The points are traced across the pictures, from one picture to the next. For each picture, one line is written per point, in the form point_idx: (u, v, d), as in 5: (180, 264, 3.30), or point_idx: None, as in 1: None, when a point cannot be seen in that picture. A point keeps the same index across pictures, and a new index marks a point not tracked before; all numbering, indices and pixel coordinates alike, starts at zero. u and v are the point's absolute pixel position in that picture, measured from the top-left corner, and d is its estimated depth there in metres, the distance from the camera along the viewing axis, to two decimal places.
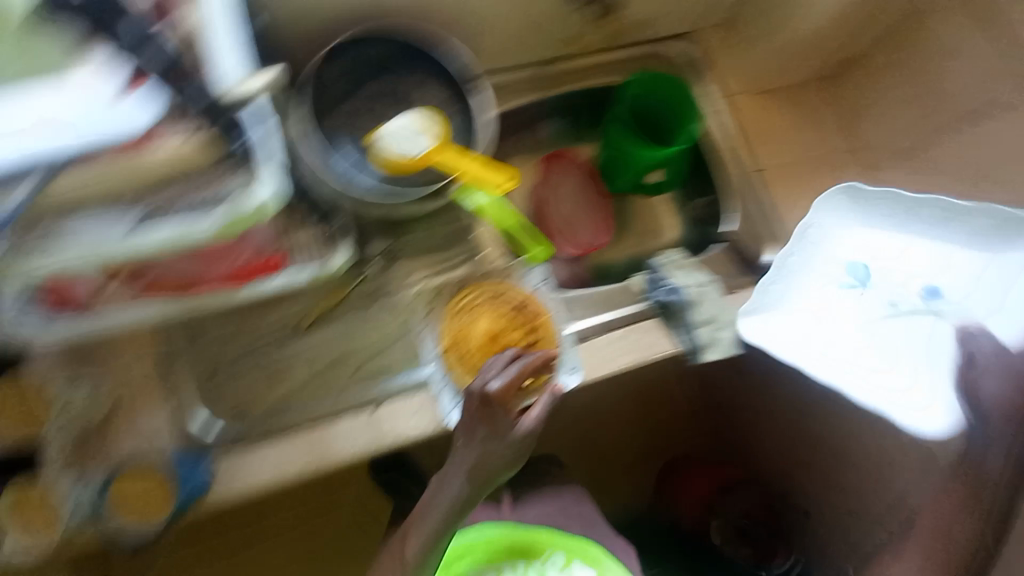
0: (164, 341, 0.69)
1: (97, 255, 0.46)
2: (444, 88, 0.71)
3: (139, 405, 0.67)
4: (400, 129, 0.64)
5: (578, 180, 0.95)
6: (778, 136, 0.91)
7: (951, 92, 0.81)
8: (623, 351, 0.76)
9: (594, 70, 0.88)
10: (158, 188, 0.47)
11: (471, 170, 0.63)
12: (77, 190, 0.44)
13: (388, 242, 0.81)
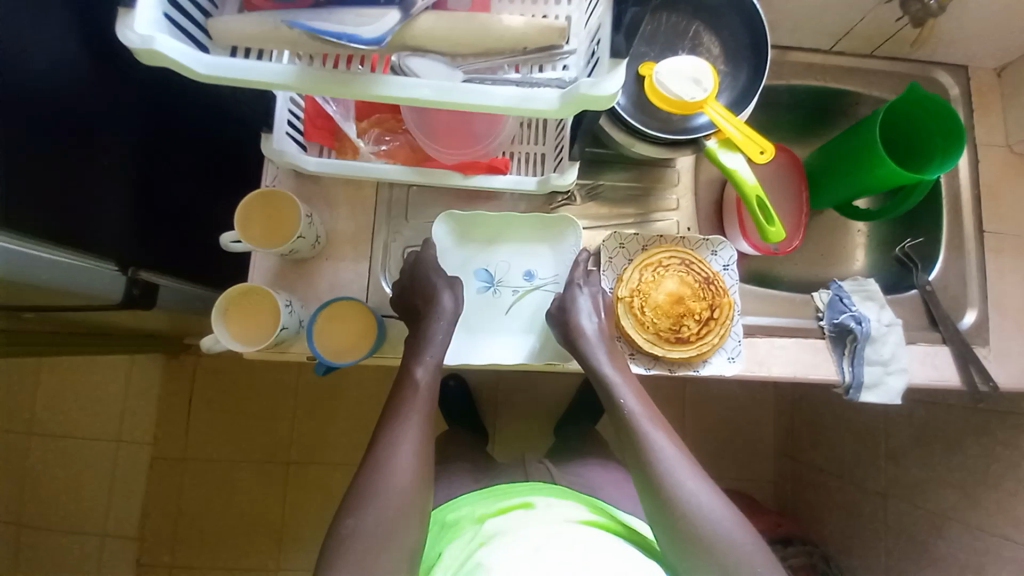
0: (381, 199, 0.75)
1: (442, 99, 0.48)
2: (724, 44, 0.69)
3: (347, 247, 0.74)
4: (677, 70, 0.63)
5: (783, 180, 0.91)
6: (1023, 201, 0.83)
7: None
8: (478, 316, 0.75)
9: (849, 76, 0.87)
10: (486, 57, 0.52)
11: (735, 130, 0.62)
12: (436, 35, 0.49)
13: (590, 179, 0.82)
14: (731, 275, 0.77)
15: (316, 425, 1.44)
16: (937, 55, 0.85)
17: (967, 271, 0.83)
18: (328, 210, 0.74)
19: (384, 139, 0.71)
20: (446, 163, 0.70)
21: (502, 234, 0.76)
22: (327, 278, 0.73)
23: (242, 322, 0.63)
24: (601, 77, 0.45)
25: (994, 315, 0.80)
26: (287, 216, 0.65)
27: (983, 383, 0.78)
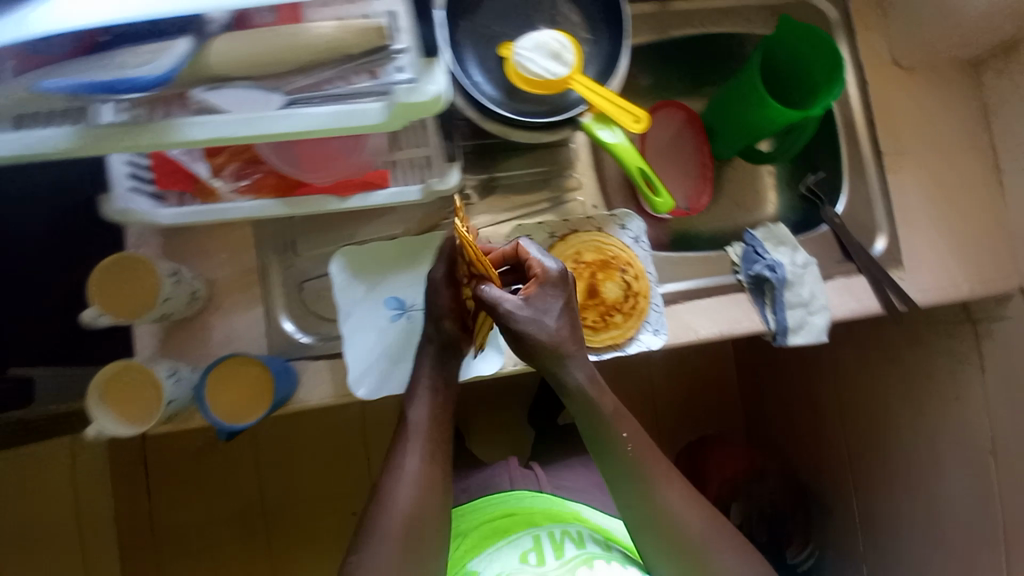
0: (263, 236, 0.70)
1: (249, 131, 0.43)
2: (583, 8, 0.64)
3: (235, 296, 0.68)
4: (533, 46, 0.59)
5: (682, 136, 0.89)
6: (913, 116, 0.84)
7: None
8: (391, 348, 0.69)
9: (732, 14, 0.84)
10: (308, 72, 0.46)
11: (607, 102, 0.59)
12: (232, 58, 0.43)
13: (486, 172, 0.78)
14: (642, 247, 0.75)
15: (284, 469, 1.39)
16: None
17: (873, 195, 0.83)
18: (205, 260, 0.68)
19: (245, 174, 0.65)
20: (320, 186, 0.65)
21: (403, 261, 0.72)
22: (219, 333, 0.67)
23: (124, 401, 0.58)
24: (423, 82, 0.41)
25: (903, 236, 0.81)
26: (147, 280, 0.59)
27: (900, 303, 0.79)
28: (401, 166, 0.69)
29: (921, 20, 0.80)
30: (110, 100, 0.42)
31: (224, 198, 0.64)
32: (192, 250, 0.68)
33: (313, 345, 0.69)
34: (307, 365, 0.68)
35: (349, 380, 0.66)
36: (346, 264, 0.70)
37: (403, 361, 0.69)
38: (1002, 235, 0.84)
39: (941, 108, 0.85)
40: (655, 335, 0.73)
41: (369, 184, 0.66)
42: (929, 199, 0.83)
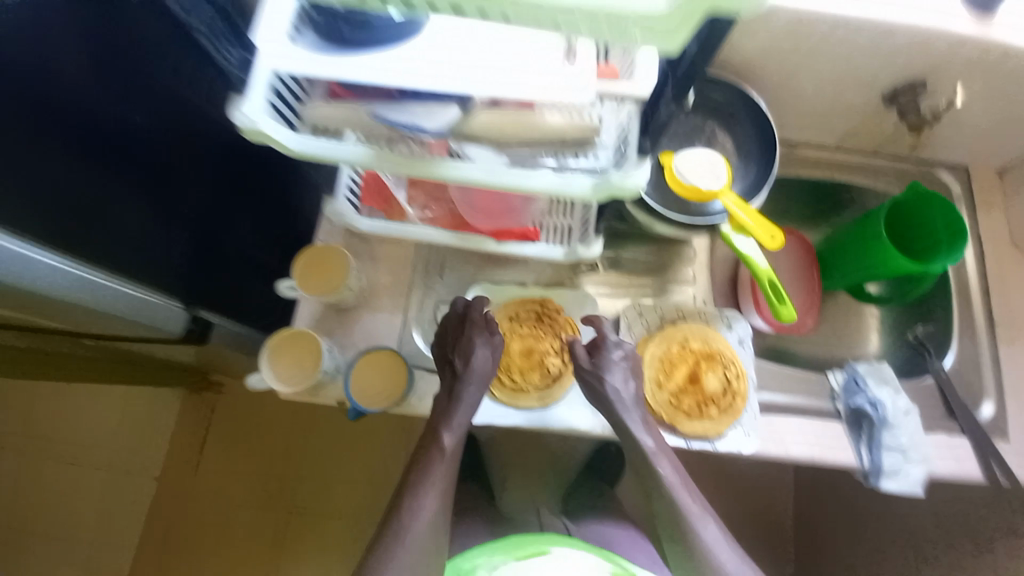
0: (420, 257, 0.82)
1: (494, 180, 0.58)
2: (737, 141, 0.76)
3: (384, 299, 0.80)
4: (694, 161, 0.71)
5: (790, 261, 0.97)
6: None
7: None
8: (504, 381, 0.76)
9: (857, 168, 0.94)
10: (524, 144, 0.57)
11: (750, 219, 0.68)
12: (479, 128, 0.56)
13: (613, 251, 0.88)
14: (746, 350, 0.80)
15: (321, 472, 1.43)
16: (941, 154, 0.92)
17: (982, 361, 0.84)
18: (371, 265, 0.81)
19: (428, 206, 0.78)
20: (481, 229, 0.77)
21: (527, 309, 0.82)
22: (361, 326, 0.78)
23: (283, 362, 0.68)
24: (631, 172, 0.55)
25: (1011, 407, 0.81)
26: (340, 271, 0.72)
27: (1005, 479, 0.75)
28: (550, 229, 0.79)
29: None
30: (384, 137, 0.57)
31: (407, 220, 0.78)
32: (363, 254, 0.82)
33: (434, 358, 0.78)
34: (423, 374, 0.77)
35: None
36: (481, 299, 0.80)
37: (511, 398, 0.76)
38: None
39: None
40: (746, 437, 0.74)
41: (525, 236, 0.78)
42: None
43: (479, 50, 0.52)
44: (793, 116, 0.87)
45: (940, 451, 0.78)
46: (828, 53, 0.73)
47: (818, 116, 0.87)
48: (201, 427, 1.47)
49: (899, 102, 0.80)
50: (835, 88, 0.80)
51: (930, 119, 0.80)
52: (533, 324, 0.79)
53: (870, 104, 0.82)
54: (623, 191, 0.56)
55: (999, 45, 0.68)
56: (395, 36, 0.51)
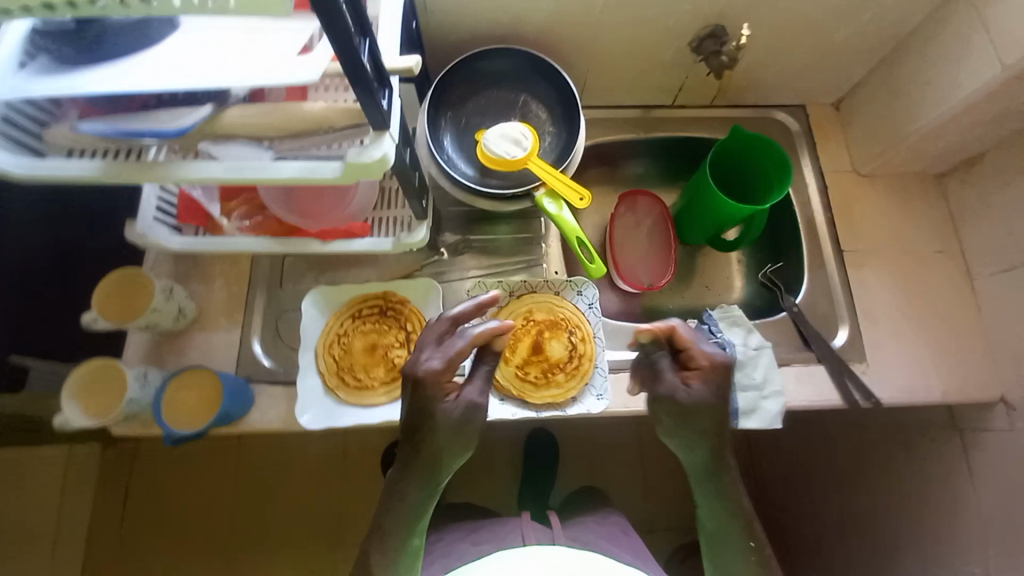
0: (257, 270, 0.80)
1: (241, 175, 0.53)
2: (549, 107, 0.76)
3: (220, 317, 0.77)
4: (499, 134, 0.71)
5: (650, 221, 0.97)
6: (874, 225, 0.89)
7: None
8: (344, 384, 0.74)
9: (698, 123, 0.95)
10: (293, 137, 0.57)
11: (557, 180, 0.68)
12: (235, 124, 0.55)
13: (462, 234, 0.88)
14: (595, 313, 0.79)
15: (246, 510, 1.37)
16: (773, 96, 0.94)
17: (833, 289, 0.86)
18: (202, 285, 0.78)
19: (248, 218, 0.76)
20: (309, 231, 0.74)
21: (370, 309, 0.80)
22: (195, 349, 0.75)
23: (94, 397, 0.65)
24: (368, 148, 0.50)
25: (864, 329, 0.83)
26: (145, 295, 0.68)
27: (861, 395, 0.78)
28: (381, 221, 0.79)
29: (876, 141, 0.88)
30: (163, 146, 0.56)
31: (224, 234, 0.74)
32: (193, 274, 0.78)
33: (275, 370, 0.75)
34: (265, 389, 0.74)
35: (296, 406, 0.71)
36: (314, 306, 0.76)
37: (348, 400, 0.72)
38: (981, 338, 0.85)
39: (902, 217, 0.91)
40: (599, 402, 0.74)
41: (352, 232, 0.75)
42: (892, 298, 0.85)
43: (207, 49, 0.51)
44: (618, 77, 0.87)
45: (796, 382, 0.79)
46: (620, 7, 0.73)
47: (644, 77, 0.88)
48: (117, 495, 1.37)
49: (704, 49, 0.80)
50: (646, 46, 0.81)
51: (730, 67, 0.80)
52: (377, 318, 0.77)
53: (683, 55, 0.83)
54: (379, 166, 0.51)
55: None
56: (134, 49, 0.52)
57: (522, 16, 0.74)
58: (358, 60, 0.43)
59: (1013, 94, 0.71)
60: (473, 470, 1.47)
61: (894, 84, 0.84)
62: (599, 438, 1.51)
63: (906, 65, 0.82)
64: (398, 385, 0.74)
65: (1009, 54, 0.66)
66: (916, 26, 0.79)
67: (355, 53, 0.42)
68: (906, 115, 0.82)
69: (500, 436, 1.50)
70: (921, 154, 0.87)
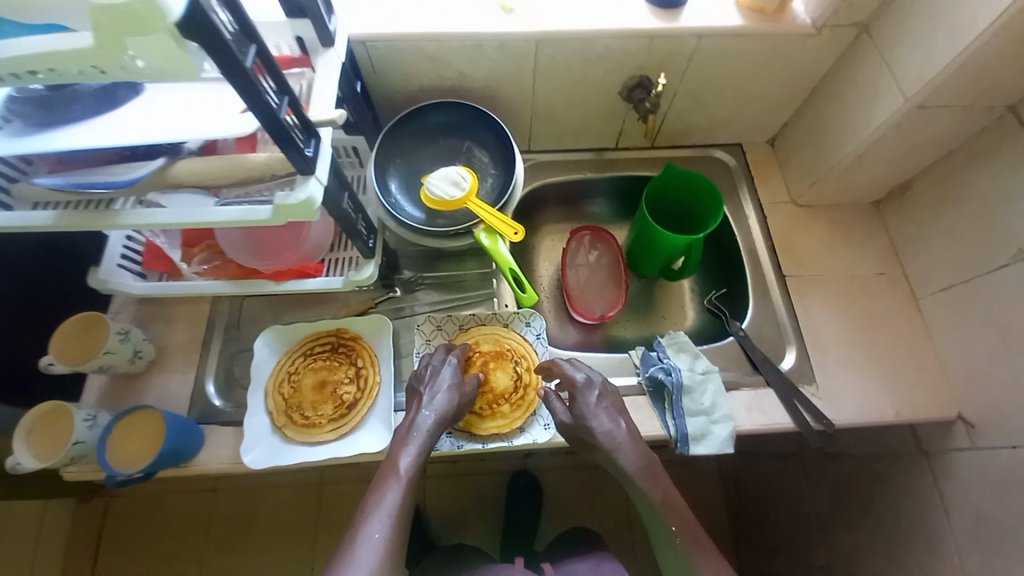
0: (217, 312, 0.83)
1: (180, 220, 0.58)
2: (490, 152, 0.83)
3: (178, 359, 0.79)
4: (440, 177, 0.76)
5: (601, 255, 1.03)
6: (815, 250, 0.92)
7: (977, 234, 0.77)
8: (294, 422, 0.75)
9: (642, 163, 1.01)
10: (240, 185, 0.62)
11: (492, 218, 0.73)
12: (185, 175, 0.60)
13: (417, 272, 0.92)
14: (542, 344, 0.81)
15: (216, 567, 1.32)
16: (711, 137, 1.01)
17: (778, 314, 0.88)
18: (163, 327, 0.81)
19: (208, 261, 0.81)
20: (263, 272, 0.79)
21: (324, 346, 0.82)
22: (152, 390, 0.77)
23: (44, 438, 0.67)
24: (296, 191, 0.55)
25: (812, 353, 0.84)
26: (102, 337, 0.71)
27: (813, 419, 0.78)
28: (334, 262, 0.83)
29: (808, 173, 0.93)
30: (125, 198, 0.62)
31: (184, 276, 0.79)
32: (155, 318, 0.82)
33: (228, 409, 0.77)
34: (216, 428, 0.75)
35: (241, 445, 0.72)
36: (267, 344, 0.79)
37: (295, 439, 0.73)
38: (932, 360, 0.85)
39: (843, 243, 0.94)
40: (545, 432, 0.76)
41: (304, 272, 0.80)
42: (838, 321, 0.87)
43: (157, 107, 0.56)
44: (561, 125, 0.94)
45: (746, 408, 0.79)
46: (550, 65, 0.81)
47: (585, 123, 0.95)
48: (87, 557, 1.31)
49: (633, 97, 0.87)
50: (582, 97, 0.88)
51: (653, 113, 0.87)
52: (328, 355, 0.79)
53: (617, 103, 0.90)
54: (308, 206, 0.56)
55: (684, 33, 0.77)
56: (95, 109, 0.56)
57: (463, 75, 0.81)
58: (279, 119, 0.48)
59: (919, 128, 0.76)
60: (452, 516, 1.43)
61: (817, 122, 0.90)
62: (582, 477, 1.47)
63: (824, 104, 0.88)
64: (347, 421, 0.75)
65: (907, 91, 0.72)
66: (827, 72, 0.86)
67: (275, 114, 0.47)
68: (830, 149, 0.87)
69: (481, 478, 1.47)
70: (851, 185, 0.91)
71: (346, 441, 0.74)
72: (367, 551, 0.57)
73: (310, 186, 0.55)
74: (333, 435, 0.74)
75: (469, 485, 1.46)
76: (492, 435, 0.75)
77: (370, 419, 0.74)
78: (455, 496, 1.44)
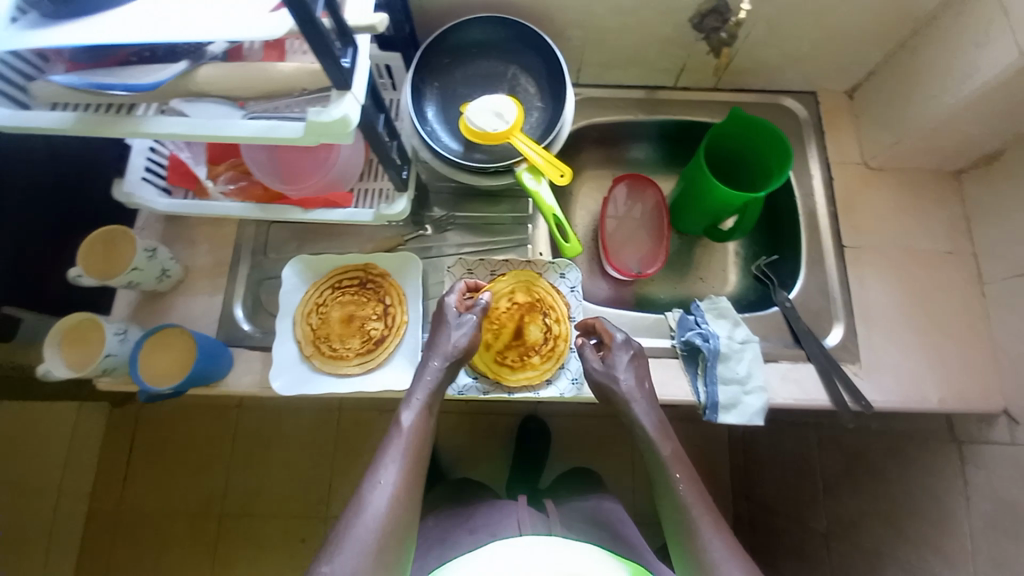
0: (243, 235, 0.81)
1: (195, 132, 0.53)
2: (537, 82, 0.74)
3: (204, 280, 0.78)
4: (482, 106, 0.69)
5: (644, 207, 0.96)
6: (878, 220, 0.85)
7: None
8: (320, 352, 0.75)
9: (700, 107, 0.91)
10: (269, 98, 0.57)
11: (538, 157, 0.66)
12: (208, 83, 0.54)
13: (448, 211, 0.87)
14: (576, 297, 0.78)
15: (240, 476, 1.41)
16: (780, 82, 0.90)
17: (829, 285, 0.82)
18: (188, 247, 0.79)
19: (235, 182, 0.77)
20: (290, 198, 0.75)
21: None
22: (179, 310, 0.76)
23: (76, 348, 0.67)
24: (331, 108, 0.50)
25: (860, 330, 0.79)
26: (129, 253, 0.70)
27: (851, 398, 0.74)
28: (363, 192, 0.79)
29: (887, 131, 0.83)
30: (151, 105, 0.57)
31: (209, 196, 0.75)
32: (180, 237, 0.80)
33: (254, 335, 0.76)
34: (243, 352, 0.74)
35: (269, 371, 0.72)
36: (295, 273, 0.77)
37: (321, 370, 0.73)
38: (985, 348, 0.80)
39: (912, 215, 0.86)
40: (573, 385, 0.74)
41: (332, 201, 0.76)
42: (892, 299, 0.81)
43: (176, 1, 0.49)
44: (616, 56, 0.84)
45: (782, 380, 0.76)
46: None
47: (643, 56, 0.84)
48: (122, 456, 1.41)
49: (705, 27, 0.78)
50: (644, 24, 0.78)
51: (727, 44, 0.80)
52: (356, 290, 0.77)
53: (683, 33, 0.79)
54: (343, 127, 0.50)
55: None
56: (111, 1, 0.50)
57: None
58: (316, 23, 0.42)
59: None
60: (461, 452, 1.48)
61: (910, 72, 0.79)
62: (590, 427, 1.49)
63: (923, 50, 0.76)
64: (373, 357, 0.74)
65: None
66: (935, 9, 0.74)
67: (311, 15, 0.41)
68: (919, 104, 0.77)
69: (493, 418, 1.50)
70: (935, 150, 0.81)
71: (371, 375, 0.73)
72: (378, 494, 0.58)
73: (347, 104, 0.50)
74: (359, 369, 0.73)
75: (480, 423, 1.50)
76: (517, 382, 0.74)
77: (396, 355, 0.73)
78: (464, 433, 1.49)
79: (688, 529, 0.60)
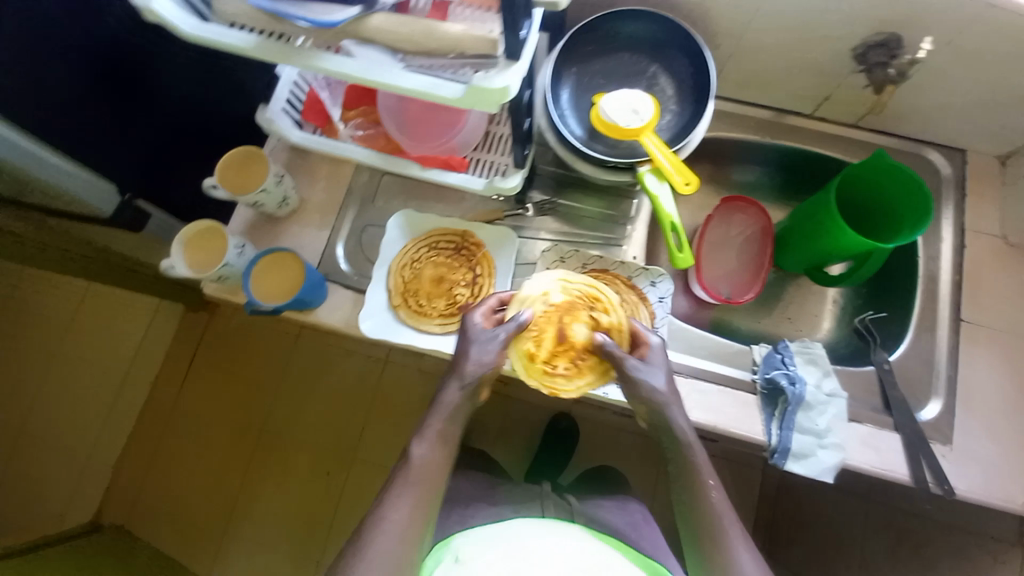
0: (356, 180, 0.84)
1: (358, 75, 0.56)
2: (678, 85, 0.72)
3: (314, 215, 0.83)
4: (619, 99, 0.68)
5: (748, 233, 0.92)
6: (1007, 301, 0.78)
7: None
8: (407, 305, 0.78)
9: (832, 142, 0.86)
10: (427, 55, 0.58)
11: (667, 160, 0.65)
12: (376, 30, 0.56)
13: (550, 196, 0.87)
14: (663, 308, 0.77)
15: (286, 400, 1.50)
16: (929, 133, 0.83)
17: (933, 358, 0.77)
18: (306, 181, 0.84)
19: (362, 128, 0.80)
20: (410, 154, 0.77)
21: None
22: (287, 237, 0.81)
23: (199, 252, 0.72)
24: (496, 77, 0.51)
25: (958, 412, 0.74)
26: (261, 175, 0.74)
27: (934, 480, 0.70)
28: (478, 161, 0.80)
29: None
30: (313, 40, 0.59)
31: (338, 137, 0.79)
32: (300, 170, 0.84)
33: (349, 275, 0.80)
34: (337, 290, 0.79)
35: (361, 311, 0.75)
36: (398, 226, 0.80)
37: (405, 322, 0.76)
38: None
39: None
40: None
41: (449, 164, 0.77)
42: (1003, 388, 0.75)
43: None
44: (758, 72, 0.81)
45: (862, 444, 0.72)
46: None
47: (787, 77, 0.80)
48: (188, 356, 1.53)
49: (868, 59, 0.73)
50: (800, 44, 0.74)
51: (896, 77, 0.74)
52: (451, 254, 0.80)
53: (839, 62, 0.75)
54: (502, 97, 0.51)
55: None
56: None
57: None
58: None
59: None
60: (490, 429, 1.51)
61: None
62: (621, 438, 1.48)
63: None
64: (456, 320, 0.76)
65: None
66: None
67: None
68: None
69: (526, 405, 1.52)
70: None
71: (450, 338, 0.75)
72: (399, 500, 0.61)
73: (511, 76, 0.51)
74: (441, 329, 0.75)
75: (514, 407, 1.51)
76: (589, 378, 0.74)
77: None
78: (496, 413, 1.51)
79: (706, 531, 0.61)
